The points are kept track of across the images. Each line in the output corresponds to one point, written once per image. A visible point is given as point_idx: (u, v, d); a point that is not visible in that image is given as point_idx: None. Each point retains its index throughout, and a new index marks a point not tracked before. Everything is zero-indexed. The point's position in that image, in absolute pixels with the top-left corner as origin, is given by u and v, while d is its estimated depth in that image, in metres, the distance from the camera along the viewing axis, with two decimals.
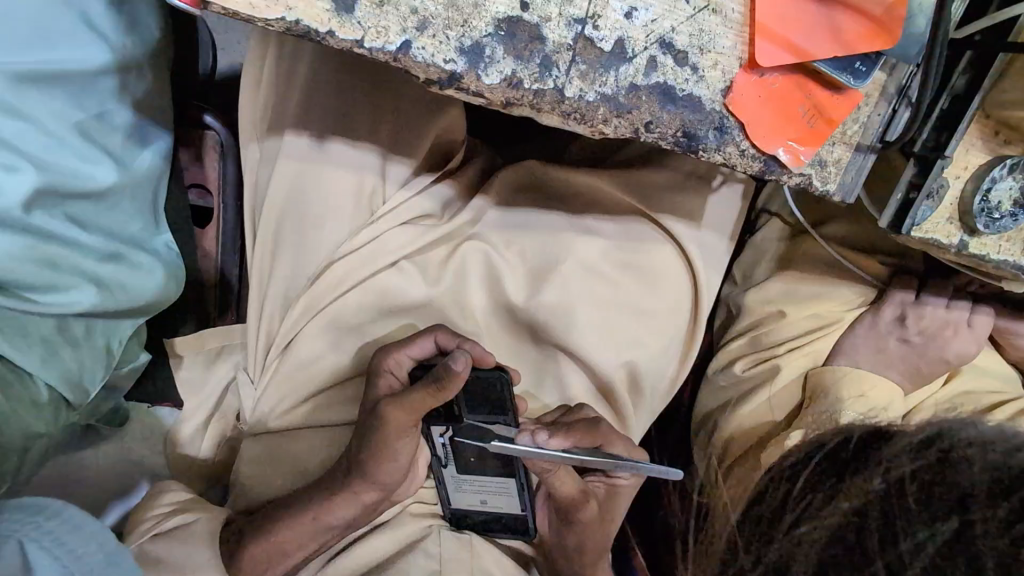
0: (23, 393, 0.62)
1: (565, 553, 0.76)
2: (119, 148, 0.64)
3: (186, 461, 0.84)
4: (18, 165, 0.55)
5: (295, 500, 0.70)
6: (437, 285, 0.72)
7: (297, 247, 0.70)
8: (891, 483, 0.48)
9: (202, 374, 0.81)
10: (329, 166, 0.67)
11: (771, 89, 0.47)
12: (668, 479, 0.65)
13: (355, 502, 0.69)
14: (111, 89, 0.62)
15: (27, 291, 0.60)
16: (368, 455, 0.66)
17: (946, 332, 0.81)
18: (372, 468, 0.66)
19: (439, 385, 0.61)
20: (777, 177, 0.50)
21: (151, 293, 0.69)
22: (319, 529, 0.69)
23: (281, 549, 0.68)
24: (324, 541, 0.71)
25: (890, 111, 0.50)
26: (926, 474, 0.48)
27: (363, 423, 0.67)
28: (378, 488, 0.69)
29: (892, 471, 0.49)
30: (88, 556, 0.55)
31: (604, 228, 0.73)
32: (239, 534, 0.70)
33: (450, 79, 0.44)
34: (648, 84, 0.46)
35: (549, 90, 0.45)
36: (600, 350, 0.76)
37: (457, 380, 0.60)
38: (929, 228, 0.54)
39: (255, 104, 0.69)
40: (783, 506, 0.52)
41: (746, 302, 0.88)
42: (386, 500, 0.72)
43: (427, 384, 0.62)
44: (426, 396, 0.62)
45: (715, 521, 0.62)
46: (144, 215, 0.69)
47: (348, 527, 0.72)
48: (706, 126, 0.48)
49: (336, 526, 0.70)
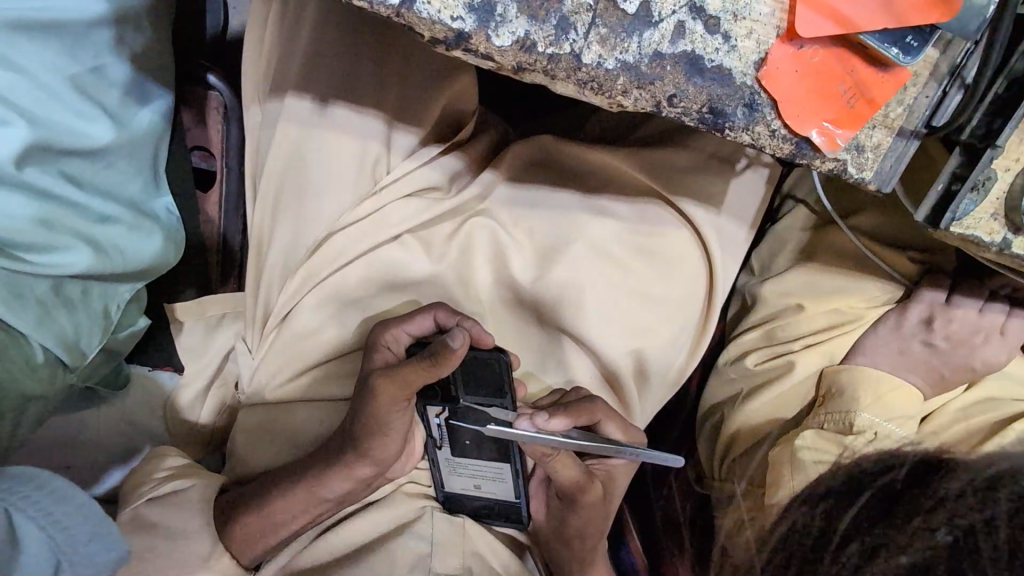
0: (18, 352, 0.61)
1: (562, 540, 0.75)
2: (116, 105, 0.61)
3: (186, 426, 0.84)
4: (8, 118, 0.53)
5: (290, 472, 0.69)
6: (442, 262, 0.70)
7: (297, 216, 0.68)
8: (961, 534, 0.41)
9: (204, 340, 0.80)
10: (331, 131, 0.64)
11: (810, 63, 0.42)
12: (669, 465, 0.63)
13: (348, 476, 0.67)
14: (107, 41, 0.59)
15: (20, 251, 0.58)
16: (363, 432, 0.64)
17: (976, 338, 0.77)
18: (366, 445, 0.65)
19: (433, 361, 0.60)
20: (809, 161, 0.46)
21: (150, 257, 0.67)
22: (313, 501, 0.68)
23: (275, 519, 0.68)
24: (318, 514, 0.70)
25: (940, 93, 0.45)
26: (1006, 528, 0.41)
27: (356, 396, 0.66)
28: (374, 465, 0.67)
29: (960, 519, 0.42)
30: (73, 528, 0.56)
31: (618, 209, 0.70)
32: (234, 505, 0.69)
33: (457, 39, 0.41)
34: (674, 53, 0.42)
35: (564, 55, 0.41)
36: (608, 336, 0.73)
37: (452, 359, 0.59)
38: (971, 224, 0.50)
39: (259, 65, 0.66)
40: (817, 548, 0.45)
41: (762, 293, 0.84)
42: (381, 477, 0.71)
43: (420, 359, 0.60)
44: (420, 371, 0.60)
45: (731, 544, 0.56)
46: (143, 174, 0.66)
47: (342, 502, 0.71)
48: (734, 102, 0.44)
49: (328, 500, 0.69)
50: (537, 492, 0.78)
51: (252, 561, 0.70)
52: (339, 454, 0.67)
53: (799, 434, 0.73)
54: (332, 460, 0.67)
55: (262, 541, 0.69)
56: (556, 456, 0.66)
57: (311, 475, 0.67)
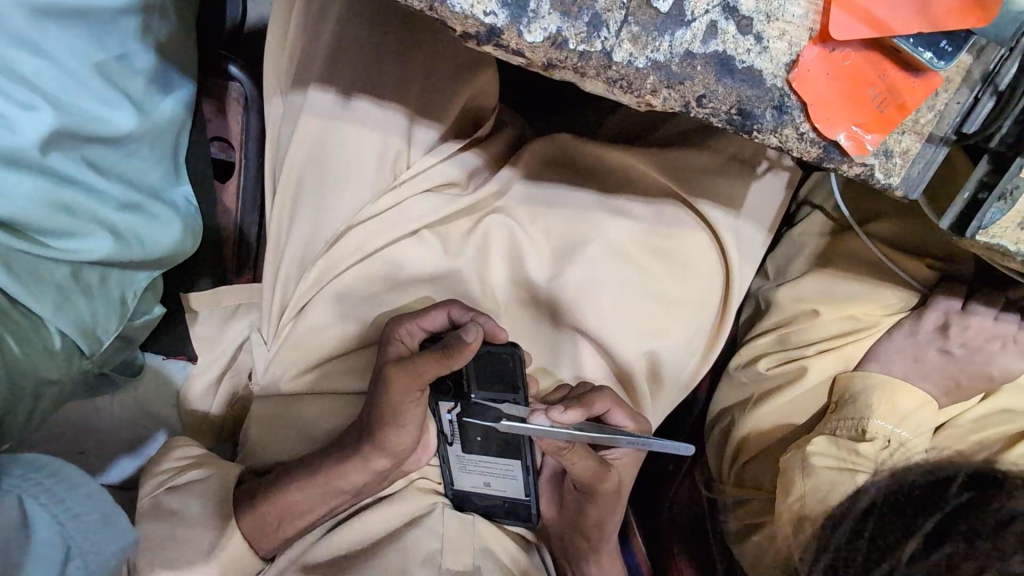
0: (36, 337, 0.62)
1: (578, 537, 0.76)
2: (138, 93, 0.61)
3: (199, 415, 0.85)
4: (35, 103, 0.53)
5: (304, 462, 0.70)
6: (458, 257, 0.70)
7: (316, 207, 0.68)
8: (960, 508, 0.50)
9: (218, 331, 0.81)
10: (352, 123, 0.64)
11: (842, 66, 0.42)
12: (680, 454, 0.61)
13: (367, 468, 0.68)
14: (133, 29, 0.59)
15: (43, 236, 0.59)
16: (381, 423, 0.64)
17: (993, 346, 0.77)
18: (383, 436, 0.65)
19: (445, 352, 0.60)
20: (837, 165, 0.46)
21: (167, 248, 0.67)
22: (330, 493, 0.69)
23: (291, 510, 0.68)
24: (334, 506, 0.71)
25: (971, 100, 0.45)
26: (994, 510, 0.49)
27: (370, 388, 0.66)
28: (390, 456, 0.67)
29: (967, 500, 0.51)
30: None
31: (636, 210, 0.70)
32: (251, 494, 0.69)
33: (489, 34, 0.41)
34: (705, 53, 0.42)
35: (595, 52, 0.41)
36: (621, 336, 0.73)
37: (467, 351, 0.60)
38: (997, 233, 0.48)
39: (282, 56, 0.66)
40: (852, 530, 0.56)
41: (776, 298, 0.83)
42: (396, 470, 0.71)
43: (433, 351, 0.61)
44: (432, 363, 0.60)
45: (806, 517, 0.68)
46: (164, 164, 0.67)
47: (358, 494, 0.71)
48: (764, 104, 0.44)
49: (346, 491, 0.69)
50: (547, 492, 0.78)
51: (268, 551, 0.71)
52: (356, 449, 0.67)
53: (811, 440, 0.75)
54: (347, 454, 0.67)
55: (281, 529, 0.70)
56: (570, 450, 0.66)
57: (329, 464, 0.68)
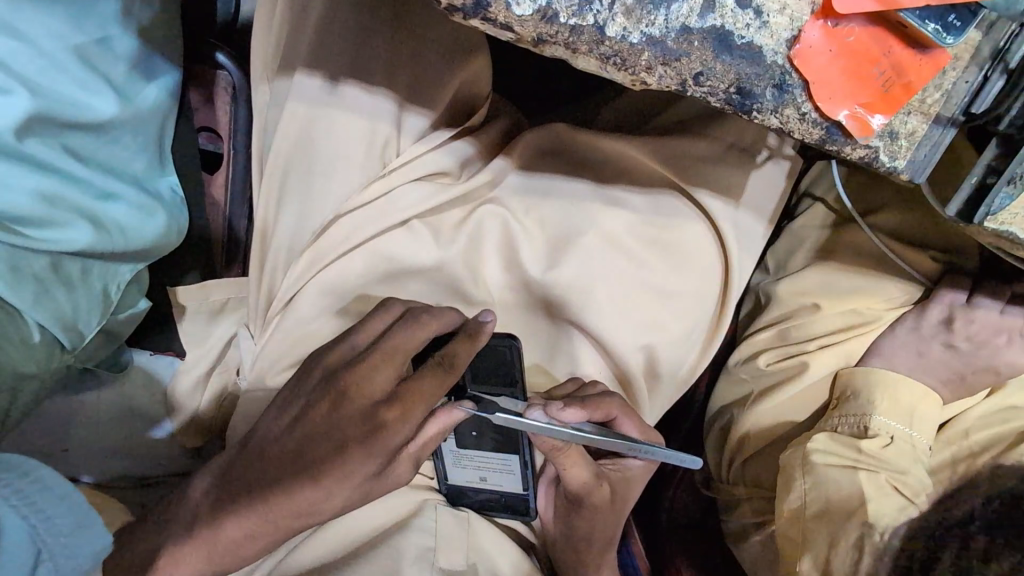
0: (12, 329, 0.59)
1: (569, 545, 0.74)
2: (120, 78, 0.59)
3: (184, 415, 0.81)
4: (10, 87, 0.51)
5: (228, 499, 0.57)
6: (449, 248, 0.68)
7: (302, 196, 0.66)
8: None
9: (206, 327, 0.78)
10: (341, 110, 0.62)
11: (846, 43, 0.40)
12: (684, 467, 0.61)
13: (298, 517, 0.57)
14: (114, 12, 0.57)
15: (21, 226, 0.56)
16: (327, 478, 0.55)
17: (998, 340, 0.76)
18: (333, 486, 0.55)
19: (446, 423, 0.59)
20: (840, 147, 0.44)
21: (150, 239, 0.65)
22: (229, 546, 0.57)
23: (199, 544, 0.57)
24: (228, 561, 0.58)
25: (980, 78, 0.43)
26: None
27: (317, 424, 0.56)
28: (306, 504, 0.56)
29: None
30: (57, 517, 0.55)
31: (633, 200, 0.68)
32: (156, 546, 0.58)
33: (476, 7, 0.39)
34: (703, 28, 0.40)
35: (587, 27, 0.40)
36: (618, 330, 0.71)
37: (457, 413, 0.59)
38: (1006, 218, 0.46)
39: (268, 42, 0.65)
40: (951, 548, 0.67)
41: (777, 292, 0.81)
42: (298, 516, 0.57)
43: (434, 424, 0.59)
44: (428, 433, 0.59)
45: (799, 514, 0.72)
46: (148, 154, 0.65)
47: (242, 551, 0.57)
48: (763, 83, 0.42)
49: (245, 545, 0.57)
50: (545, 490, 0.77)
51: None
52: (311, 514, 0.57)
53: (812, 437, 0.74)
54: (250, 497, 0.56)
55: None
56: (569, 452, 0.64)
57: (256, 509, 0.56)
